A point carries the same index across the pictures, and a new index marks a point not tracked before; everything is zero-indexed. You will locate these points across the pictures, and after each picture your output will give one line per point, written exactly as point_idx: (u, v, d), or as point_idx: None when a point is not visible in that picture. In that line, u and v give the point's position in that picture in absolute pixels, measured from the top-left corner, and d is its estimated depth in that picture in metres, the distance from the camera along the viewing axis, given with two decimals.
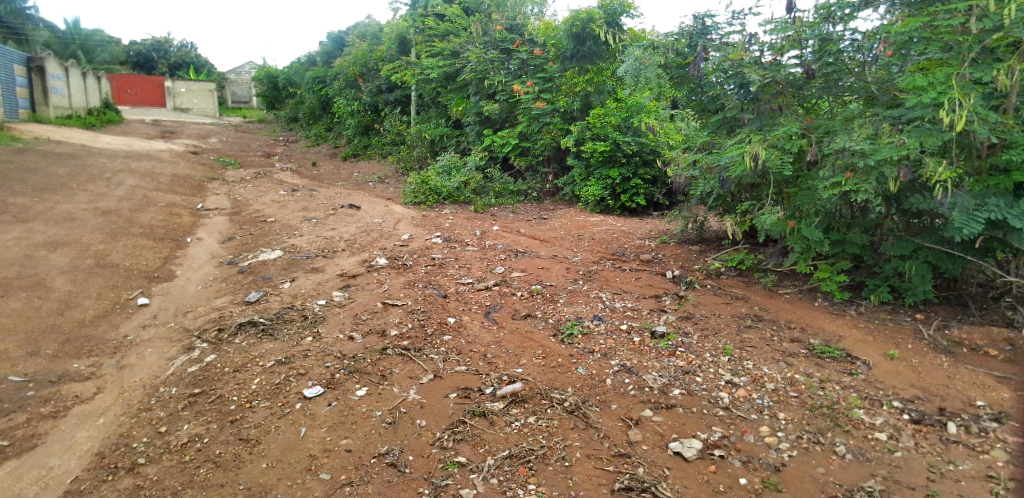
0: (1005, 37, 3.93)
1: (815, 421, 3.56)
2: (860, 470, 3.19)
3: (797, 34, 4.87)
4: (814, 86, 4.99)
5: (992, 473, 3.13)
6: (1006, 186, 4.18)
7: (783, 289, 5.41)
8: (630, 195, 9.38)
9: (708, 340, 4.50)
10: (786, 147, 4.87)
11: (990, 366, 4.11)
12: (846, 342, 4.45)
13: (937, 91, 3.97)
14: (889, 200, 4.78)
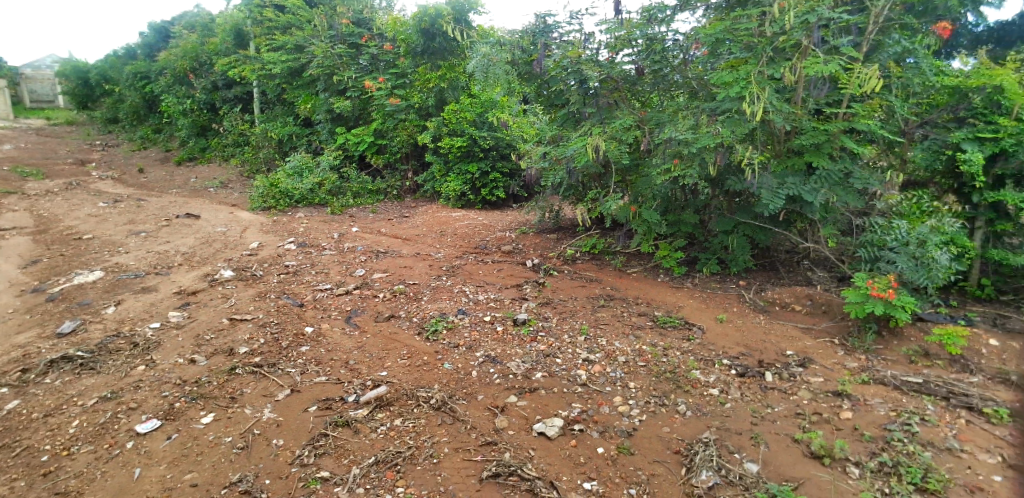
0: (788, 39, 5.00)
1: (660, 385, 4.04)
2: (698, 424, 3.65)
3: (625, 37, 5.95)
4: (641, 81, 6.19)
5: (799, 410, 3.75)
6: (799, 167, 5.26)
7: (630, 268, 6.52)
8: (489, 189, 10.00)
9: (567, 321, 5.02)
10: (623, 137, 5.91)
11: (796, 319, 5.12)
12: (687, 310, 5.33)
13: (740, 87, 4.97)
14: (714, 184, 5.92)
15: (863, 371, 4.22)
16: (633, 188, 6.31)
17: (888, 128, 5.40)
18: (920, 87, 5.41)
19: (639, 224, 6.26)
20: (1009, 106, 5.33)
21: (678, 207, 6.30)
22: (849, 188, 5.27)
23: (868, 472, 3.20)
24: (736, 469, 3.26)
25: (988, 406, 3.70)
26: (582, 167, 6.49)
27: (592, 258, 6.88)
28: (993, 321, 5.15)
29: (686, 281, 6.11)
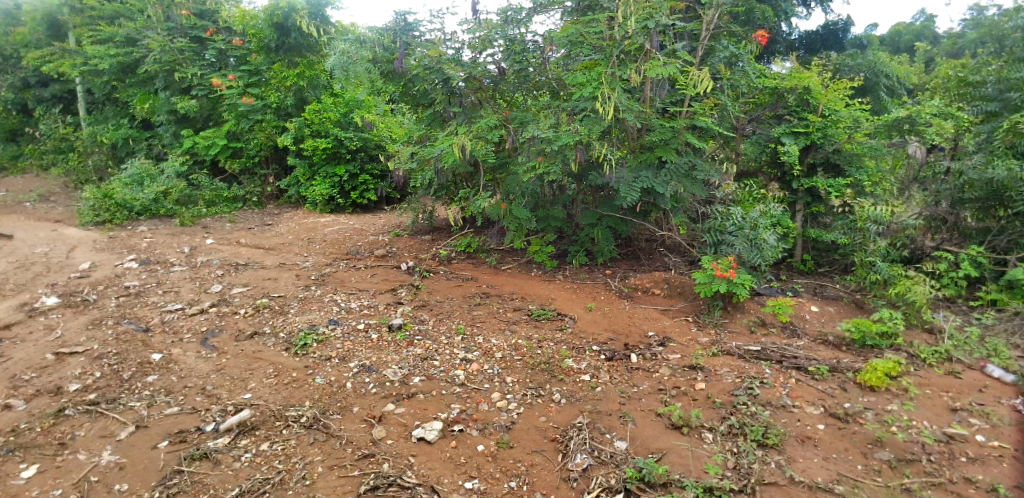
0: (632, 43, 5.35)
1: (536, 377, 4.19)
2: (572, 410, 3.83)
3: (485, 37, 6.05)
4: (502, 81, 6.33)
5: (661, 386, 4.08)
6: (651, 161, 5.69)
7: (505, 265, 6.67)
8: (359, 191, 9.74)
9: (444, 322, 5.03)
10: (488, 136, 6.02)
11: (656, 302, 5.56)
12: (559, 301, 5.56)
13: (593, 87, 5.28)
14: (578, 180, 6.25)
15: (713, 344, 4.67)
16: (503, 187, 6.45)
17: (723, 125, 6.02)
18: (746, 88, 6.09)
19: (510, 221, 6.44)
20: (817, 105, 6.13)
21: (546, 203, 6.56)
22: (694, 179, 5.80)
23: (719, 435, 3.55)
24: (607, 449, 3.46)
25: (812, 365, 4.25)
26: (451, 166, 6.53)
27: (468, 258, 6.94)
28: (814, 291, 5.94)
29: (558, 274, 6.37)
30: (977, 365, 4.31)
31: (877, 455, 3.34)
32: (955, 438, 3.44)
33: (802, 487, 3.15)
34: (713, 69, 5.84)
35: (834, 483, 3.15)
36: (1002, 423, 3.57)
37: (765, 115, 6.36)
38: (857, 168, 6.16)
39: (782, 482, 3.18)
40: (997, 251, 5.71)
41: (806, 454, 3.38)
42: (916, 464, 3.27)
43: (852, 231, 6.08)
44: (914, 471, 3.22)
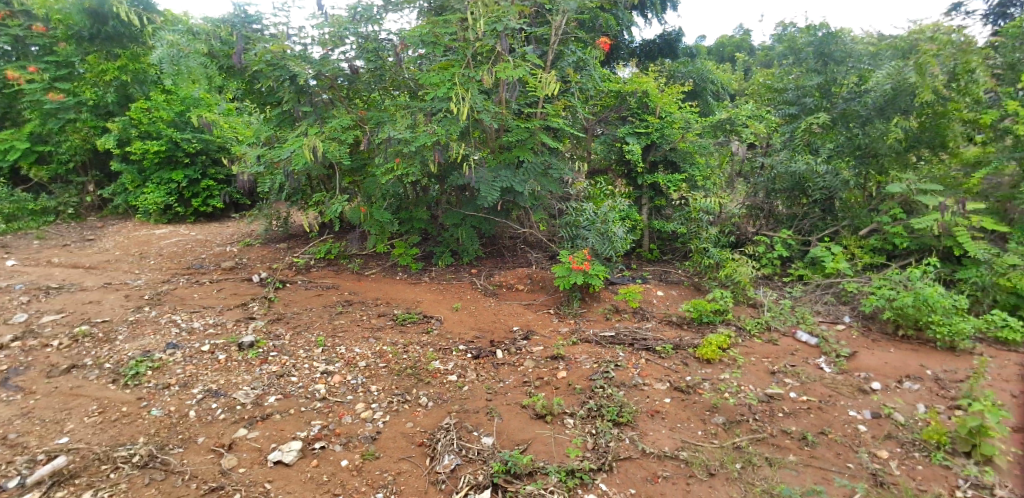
0: (483, 45, 5.44)
1: (402, 383, 4.14)
2: (439, 412, 3.82)
3: (336, 33, 5.85)
4: (356, 81, 6.09)
5: (525, 378, 4.21)
6: (509, 161, 5.84)
7: (368, 270, 6.48)
8: (202, 198, 8.94)
9: (302, 335, 4.78)
10: (341, 137, 5.81)
11: (520, 297, 5.73)
12: (424, 303, 5.52)
13: (447, 88, 5.30)
14: (440, 180, 6.27)
15: (572, 333, 4.91)
16: (363, 189, 6.26)
17: (575, 126, 6.34)
18: (593, 91, 6.47)
19: (371, 224, 6.26)
20: (655, 107, 6.71)
21: (408, 205, 6.48)
22: (550, 177, 6.05)
23: (579, 419, 3.74)
24: (474, 447, 3.50)
25: (659, 344, 4.65)
26: (303, 169, 6.20)
27: (327, 265, 6.63)
28: (660, 277, 6.49)
29: (423, 276, 6.31)
30: (790, 332, 4.98)
31: (714, 420, 3.73)
32: (775, 397, 3.94)
33: (653, 458, 3.43)
34: (562, 73, 6.12)
35: (679, 450, 3.47)
36: (810, 380, 4.16)
37: (611, 116, 6.79)
38: (690, 164, 6.82)
39: (635, 456, 3.43)
40: (802, 232, 6.71)
41: (655, 427, 3.68)
42: (745, 424, 3.69)
43: (687, 220, 6.77)
44: (743, 430, 3.63)
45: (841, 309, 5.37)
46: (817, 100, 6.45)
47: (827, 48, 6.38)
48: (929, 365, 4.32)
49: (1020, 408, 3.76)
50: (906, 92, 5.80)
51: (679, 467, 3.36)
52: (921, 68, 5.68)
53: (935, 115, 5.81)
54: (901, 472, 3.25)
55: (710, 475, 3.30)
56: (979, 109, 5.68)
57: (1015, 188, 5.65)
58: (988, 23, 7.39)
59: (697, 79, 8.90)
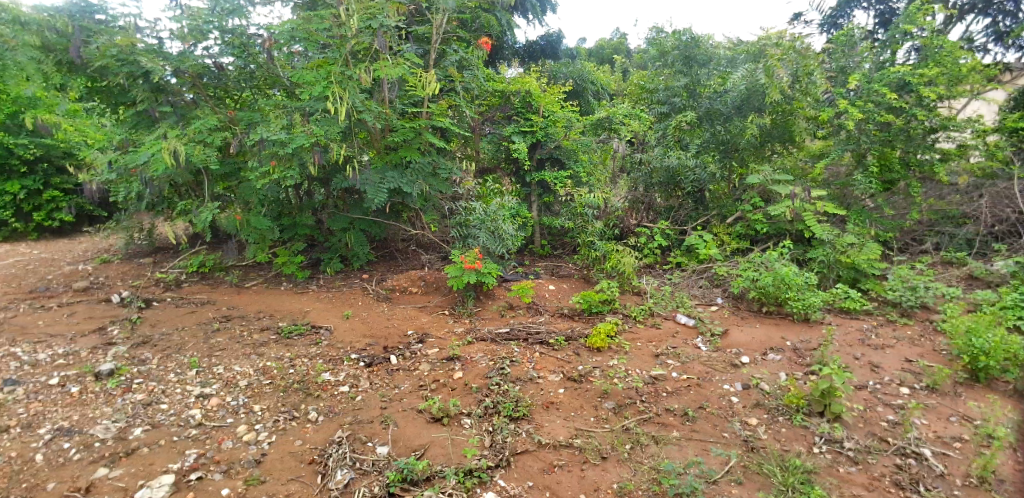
0: (359, 43, 5.26)
1: (289, 399, 3.94)
2: (330, 426, 3.68)
3: (196, 27, 5.40)
4: (224, 78, 5.73)
5: (422, 382, 4.15)
6: (395, 161, 5.71)
7: (248, 282, 6.07)
8: (47, 212, 7.96)
9: (172, 358, 4.38)
10: (208, 140, 5.43)
11: (414, 300, 5.63)
12: (312, 313, 5.27)
13: (323, 87, 5.08)
14: (324, 184, 6.02)
15: (468, 332, 4.91)
16: (238, 195, 5.90)
17: (461, 125, 6.33)
18: (478, 91, 6.50)
19: (249, 233, 5.87)
20: (539, 107, 6.83)
21: (291, 211, 6.16)
22: (438, 177, 6.00)
23: (476, 418, 3.75)
24: (369, 458, 3.40)
25: (552, 337, 4.77)
26: (165, 175, 5.69)
27: (202, 279, 6.13)
28: (551, 271, 6.67)
29: (311, 284, 6.02)
30: (671, 315, 5.32)
31: (604, 405, 3.89)
32: (659, 378, 4.19)
33: (549, 449, 3.51)
34: (447, 72, 6.08)
35: (573, 438, 3.58)
36: (689, 360, 4.45)
37: (497, 115, 6.84)
38: (575, 162, 7.09)
39: (531, 448, 3.50)
40: (678, 222, 7.24)
41: (550, 418, 3.77)
42: (633, 407, 3.88)
43: (575, 215, 6.92)
44: (632, 413, 3.82)
45: (714, 292, 5.81)
46: (685, 100, 6.91)
47: (692, 52, 6.84)
48: (788, 337, 4.79)
49: (861, 369, 4.27)
50: (758, 92, 6.42)
51: (574, 454, 3.47)
52: (770, 71, 6.31)
53: (784, 113, 6.46)
54: (768, 435, 3.58)
55: (602, 459, 3.43)
56: (818, 107, 6.39)
57: (850, 175, 6.41)
58: (823, 31, 8.32)
59: (577, 80, 9.20)
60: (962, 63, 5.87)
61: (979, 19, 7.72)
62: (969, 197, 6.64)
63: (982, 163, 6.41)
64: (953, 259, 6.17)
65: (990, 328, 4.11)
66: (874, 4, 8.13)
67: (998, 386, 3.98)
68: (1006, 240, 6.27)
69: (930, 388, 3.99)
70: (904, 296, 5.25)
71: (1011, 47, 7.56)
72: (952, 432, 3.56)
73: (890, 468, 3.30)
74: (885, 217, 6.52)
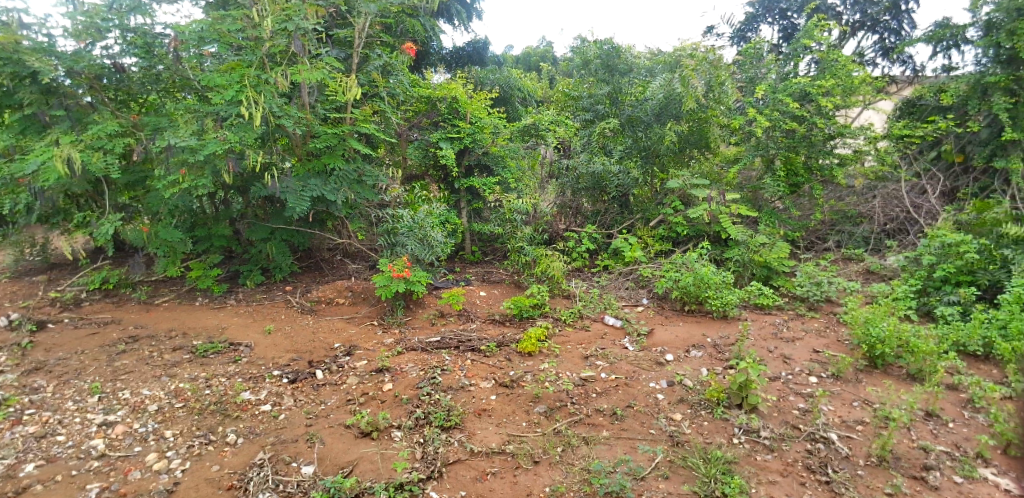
0: (275, 46, 5.06)
1: (204, 422, 3.72)
2: (251, 448, 3.50)
3: (92, 24, 5.08)
4: (126, 80, 5.36)
5: (349, 396, 4.02)
6: (317, 169, 5.51)
7: (158, 299, 5.69)
8: None
9: (70, 385, 4.08)
10: (107, 147, 5.09)
11: (340, 311, 5.46)
12: (230, 329, 5.00)
13: (236, 91, 4.85)
14: (242, 192, 5.75)
15: (397, 343, 4.81)
16: (146, 206, 5.55)
17: (388, 131, 6.23)
18: (403, 97, 6.40)
19: (158, 245, 5.51)
20: (465, 113, 6.79)
21: (205, 221, 5.83)
22: (364, 185, 5.85)
23: (407, 430, 3.68)
24: (293, 479, 3.26)
25: (484, 344, 4.76)
26: (59, 185, 5.28)
27: (105, 297, 5.69)
28: (482, 277, 6.66)
29: (229, 298, 5.72)
30: (599, 317, 5.44)
31: (536, 410, 3.92)
32: (588, 380, 4.26)
33: (481, 457, 3.49)
34: (370, 77, 5.92)
35: (505, 445, 3.58)
36: (617, 360, 4.56)
37: (424, 122, 6.77)
38: (503, 168, 7.15)
39: (463, 457, 3.47)
40: (604, 225, 7.42)
41: (482, 426, 3.76)
42: (564, 409, 3.93)
43: (504, 221, 6.95)
44: (562, 415, 3.87)
45: (640, 293, 5.99)
46: (608, 107, 7.13)
47: (613, 61, 7.05)
48: (709, 333, 5.01)
49: (775, 361, 4.53)
50: (676, 100, 6.69)
51: (506, 461, 3.47)
52: (685, 80, 6.64)
53: (699, 120, 6.79)
54: (691, 429, 3.72)
55: (534, 463, 3.45)
56: (730, 115, 6.75)
57: (761, 179, 6.80)
58: (733, 43, 8.80)
59: (504, 87, 9.26)
60: (855, 75, 6.37)
61: (868, 36, 8.41)
62: (864, 198, 7.32)
63: (875, 167, 6.97)
64: (852, 255, 6.66)
65: (885, 317, 4.47)
66: (777, 19, 8.69)
67: (893, 371, 4.33)
68: (896, 237, 6.82)
69: (836, 376, 4.28)
70: (810, 291, 5.62)
71: (897, 62, 8.28)
72: (855, 416, 3.83)
73: (802, 454, 3.50)
74: (792, 218, 7.06)
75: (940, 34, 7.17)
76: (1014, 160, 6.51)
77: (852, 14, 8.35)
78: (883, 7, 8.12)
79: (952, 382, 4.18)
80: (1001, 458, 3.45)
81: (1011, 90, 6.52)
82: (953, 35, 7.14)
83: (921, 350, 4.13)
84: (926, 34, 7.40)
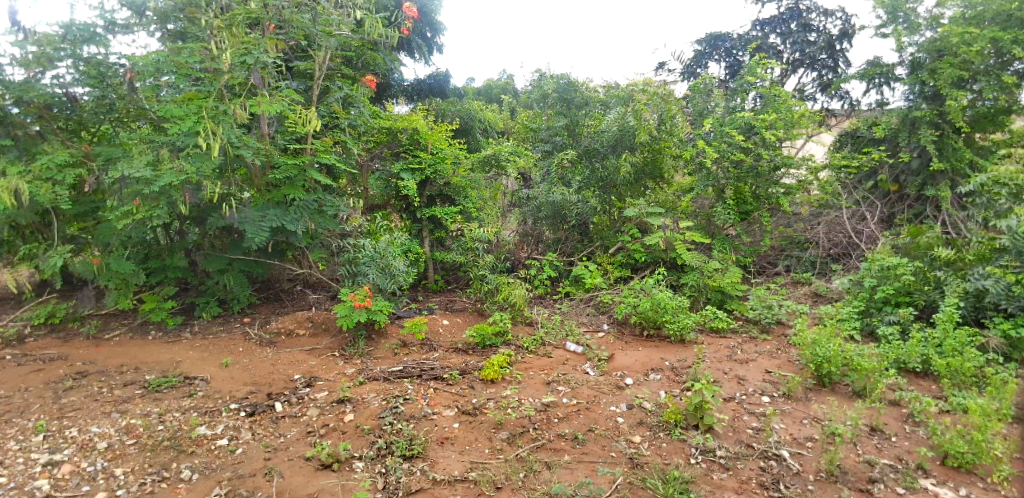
0: (234, 77, 5.08)
1: (157, 459, 3.61)
2: (206, 484, 3.41)
3: (43, 53, 5.00)
4: (78, 110, 5.30)
5: (310, 428, 3.97)
6: (277, 199, 5.48)
7: (108, 333, 5.51)
8: None
9: (12, 424, 3.92)
10: (57, 178, 4.98)
11: (301, 343, 5.38)
12: (184, 363, 4.87)
13: (193, 121, 4.84)
14: (198, 223, 5.67)
15: (359, 373, 4.77)
16: (96, 237, 5.41)
17: (349, 161, 6.25)
18: (364, 127, 6.44)
19: (109, 277, 5.35)
20: (426, 144, 6.82)
21: (159, 252, 5.71)
22: (324, 215, 5.85)
23: (369, 461, 3.65)
24: None
25: (446, 372, 4.77)
26: (4, 216, 5.13)
27: (50, 332, 5.48)
28: (446, 306, 6.68)
29: (183, 331, 5.57)
30: (561, 344, 5.51)
31: (498, 436, 3.94)
32: (550, 405, 4.31)
33: (444, 485, 3.48)
34: (330, 108, 6.00)
35: (468, 472, 3.58)
36: (578, 385, 4.64)
37: (385, 152, 6.81)
38: (464, 198, 7.17)
39: (426, 486, 3.46)
40: (565, 253, 7.55)
41: (445, 454, 3.75)
42: (526, 435, 3.97)
43: (465, 249, 7.01)
44: (524, 441, 3.90)
45: (601, 319, 6.12)
46: (566, 139, 7.37)
47: (569, 94, 7.30)
48: (667, 357, 5.14)
49: (729, 382, 4.68)
50: (630, 133, 6.95)
51: (469, 488, 3.47)
52: (638, 114, 6.87)
53: (653, 152, 7.03)
54: (650, 451, 3.80)
55: (497, 489, 3.47)
56: (682, 146, 7.03)
57: (712, 207, 7.08)
58: (684, 78, 9.21)
59: (464, 118, 9.41)
60: (795, 110, 6.77)
61: (808, 73, 8.95)
62: (810, 224, 7.61)
63: (819, 195, 7.35)
64: (800, 279, 6.99)
65: (831, 338, 4.66)
66: (724, 57, 9.18)
67: (840, 389, 4.53)
68: (841, 261, 7.18)
69: (786, 395, 4.46)
70: (761, 314, 5.86)
71: (834, 97, 8.81)
72: (805, 432, 3.98)
73: (756, 471, 3.62)
74: (744, 244, 7.35)
75: (872, 72, 7.70)
76: (942, 189, 6.98)
77: (791, 52, 8.91)
78: (819, 47, 8.69)
79: (893, 398, 4.40)
80: (939, 469, 3.63)
81: (936, 123, 7.09)
82: (883, 73, 7.70)
83: (864, 368, 4.34)
84: (859, 72, 7.93)
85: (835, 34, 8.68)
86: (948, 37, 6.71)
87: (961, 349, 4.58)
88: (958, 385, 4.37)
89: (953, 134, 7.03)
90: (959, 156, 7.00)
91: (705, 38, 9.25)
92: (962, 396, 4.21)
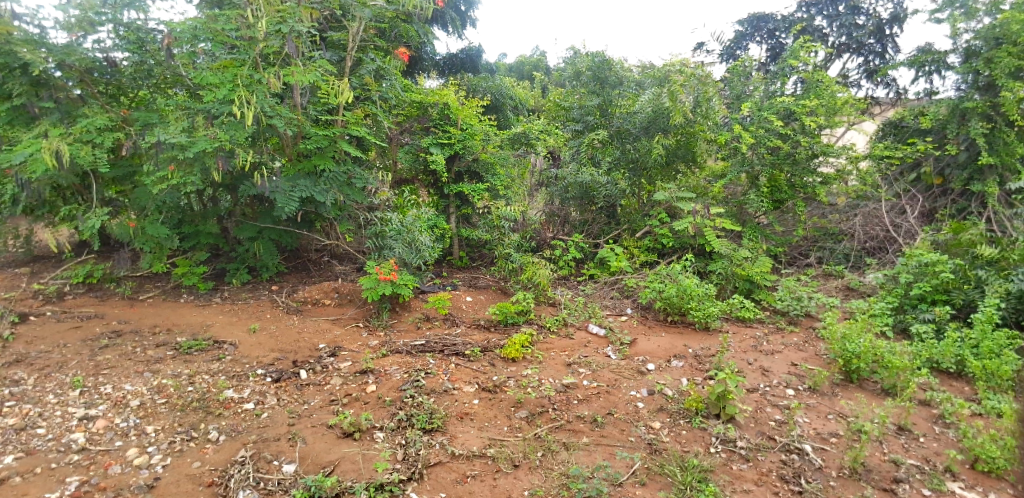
0: (268, 46, 5.09)
1: (186, 419, 3.73)
2: (232, 445, 3.51)
3: (85, 18, 5.11)
4: (117, 74, 5.39)
5: (332, 397, 4.04)
6: (307, 170, 5.52)
7: (143, 294, 5.68)
8: None
9: (51, 378, 4.08)
10: (97, 142, 5.09)
11: (326, 312, 5.47)
12: (214, 327, 4.99)
13: (228, 90, 4.87)
14: (231, 190, 5.73)
15: (382, 345, 4.83)
16: (133, 201, 5.52)
17: (379, 134, 6.24)
18: (395, 101, 6.41)
19: (144, 241, 5.48)
20: (456, 119, 6.76)
21: (192, 219, 5.82)
22: (353, 187, 5.89)
23: (389, 431, 3.70)
24: (273, 477, 3.27)
25: (467, 349, 4.80)
26: (46, 177, 5.25)
27: (88, 291, 5.66)
28: (469, 283, 6.69)
29: (214, 296, 5.71)
30: (583, 325, 5.50)
31: (517, 415, 3.96)
32: (571, 386, 4.32)
33: (462, 460, 3.53)
34: (362, 80, 5.95)
35: (486, 448, 3.62)
36: (599, 368, 4.62)
37: (414, 126, 6.76)
38: (492, 175, 7.07)
39: (444, 460, 3.51)
40: (592, 235, 7.50)
41: (464, 429, 3.79)
42: (545, 415, 3.98)
43: (491, 228, 7.07)
44: (543, 421, 3.91)
45: (624, 302, 6.07)
46: (597, 119, 7.27)
47: (603, 73, 7.18)
48: (690, 344, 5.09)
49: (754, 373, 4.62)
50: (663, 114, 6.79)
51: (486, 464, 3.51)
52: (673, 95, 6.71)
53: (686, 135, 6.92)
54: (669, 438, 3.78)
55: (514, 467, 3.49)
56: (717, 130, 6.86)
57: (745, 194, 6.92)
58: (722, 60, 8.94)
59: (495, 95, 9.29)
60: (838, 96, 6.51)
61: (853, 58, 8.63)
62: (845, 216, 7.46)
63: (857, 187, 7.12)
64: (832, 272, 6.83)
65: (862, 333, 4.55)
66: (765, 38, 8.89)
67: (867, 386, 4.43)
68: (876, 254, 6.99)
69: (812, 389, 4.38)
70: (790, 306, 5.74)
71: (880, 84, 8.49)
72: (829, 428, 3.92)
73: (776, 464, 3.57)
74: (775, 234, 7.21)
75: (922, 59, 7.38)
76: (989, 184, 6.70)
77: (837, 36, 8.56)
78: (867, 31, 8.34)
79: (924, 398, 4.29)
80: (968, 473, 3.53)
81: (988, 115, 6.75)
82: (934, 60, 7.36)
83: (895, 366, 4.22)
84: (909, 59, 7.59)
85: (885, 18, 8.33)
86: (1009, 24, 6.36)
87: (1000, 352, 4.42)
88: (993, 388, 4.22)
89: (1006, 127, 6.69)
90: (1010, 150, 6.64)
91: (746, 19, 8.94)
92: (997, 400, 4.07)
